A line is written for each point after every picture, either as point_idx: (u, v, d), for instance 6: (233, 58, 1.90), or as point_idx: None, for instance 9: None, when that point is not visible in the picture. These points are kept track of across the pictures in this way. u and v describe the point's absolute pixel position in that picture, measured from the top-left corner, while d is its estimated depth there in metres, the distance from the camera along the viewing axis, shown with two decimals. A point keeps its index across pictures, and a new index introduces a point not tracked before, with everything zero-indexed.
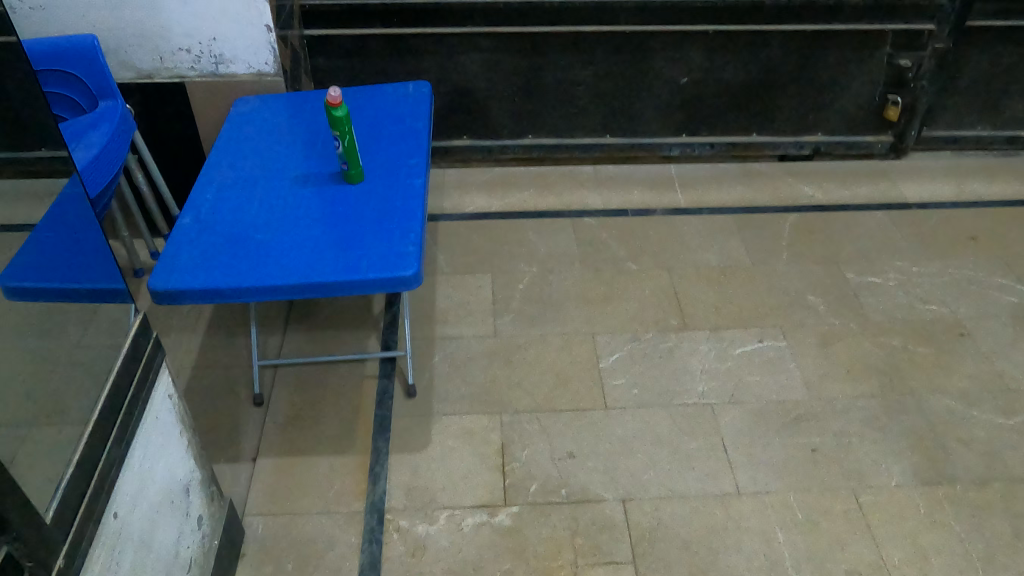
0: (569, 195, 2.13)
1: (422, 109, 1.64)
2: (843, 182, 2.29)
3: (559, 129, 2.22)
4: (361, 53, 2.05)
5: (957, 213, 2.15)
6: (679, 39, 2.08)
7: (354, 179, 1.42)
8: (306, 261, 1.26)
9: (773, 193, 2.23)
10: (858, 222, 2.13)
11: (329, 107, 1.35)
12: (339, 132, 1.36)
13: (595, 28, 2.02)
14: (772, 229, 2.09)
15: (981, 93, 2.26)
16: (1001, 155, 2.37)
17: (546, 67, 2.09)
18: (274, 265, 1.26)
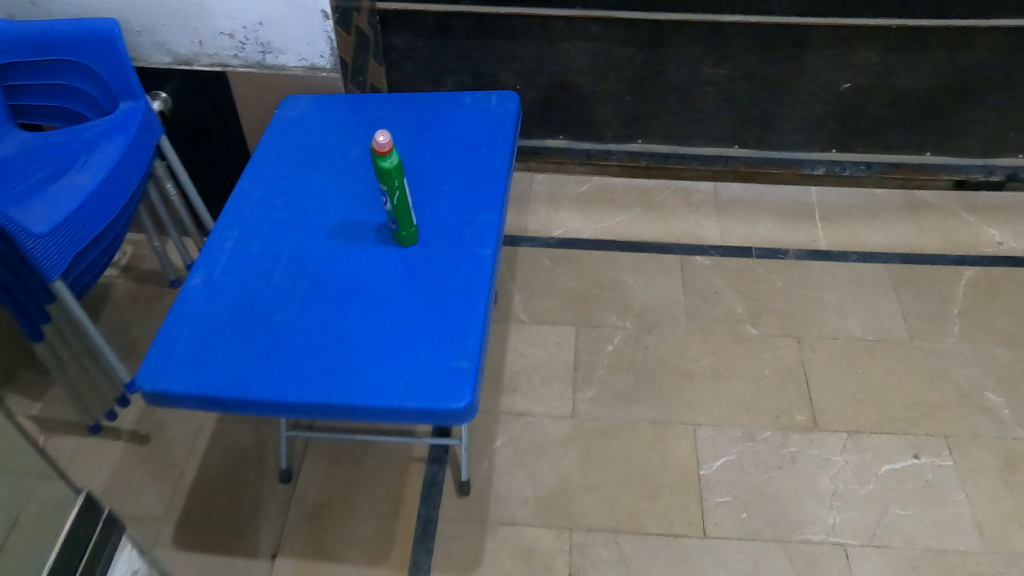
0: (682, 222, 1.72)
1: (503, 135, 1.29)
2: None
3: (677, 135, 1.79)
4: (444, 33, 1.66)
5: None
6: (848, 35, 1.60)
7: (406, 241, 1.12)
8: (331, 366, 1.00)
9: (945, 235, 1.75)
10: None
11: (377, 158, 1.02)
12: (388, 188, 1.04)
13: (742, 17, 1.57)
14: (941, 289, 1.63)
15: None
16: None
17: (670, 63, 1.67)
18: (292, 366, 1.00)
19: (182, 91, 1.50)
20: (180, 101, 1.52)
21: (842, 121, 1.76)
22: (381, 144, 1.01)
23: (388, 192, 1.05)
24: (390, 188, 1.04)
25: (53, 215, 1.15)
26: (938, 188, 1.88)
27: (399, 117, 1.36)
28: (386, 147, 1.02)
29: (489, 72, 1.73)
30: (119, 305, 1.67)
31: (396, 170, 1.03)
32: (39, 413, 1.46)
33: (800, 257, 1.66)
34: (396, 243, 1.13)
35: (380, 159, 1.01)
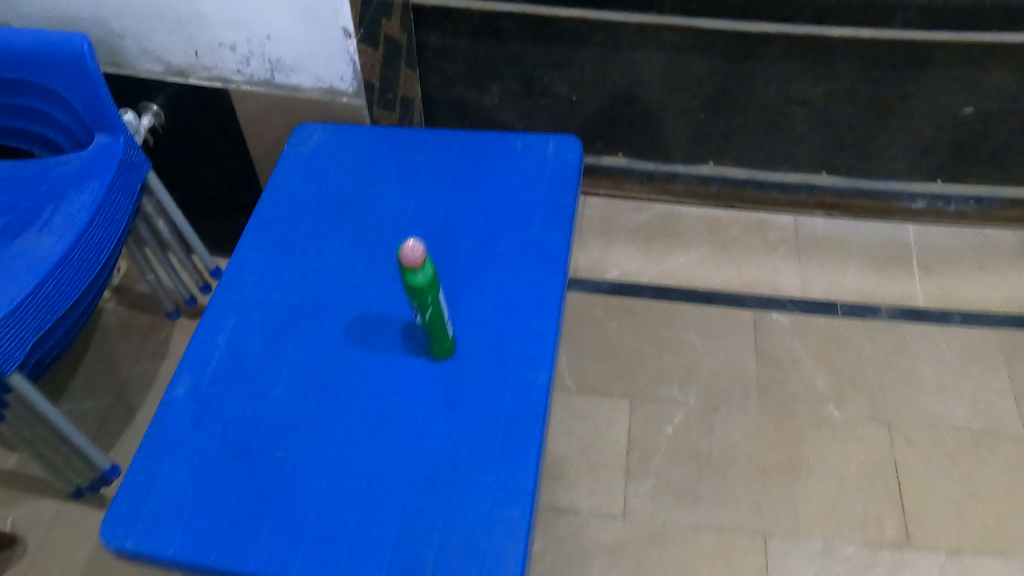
0: (755, 266, 1.48)
1: (562, 199, 1.05)
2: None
3: (755, 159, 1.53)
4: (492, 33, 1.37)
5: None
6: (979, 54, 1.30)
7: (443, 355, 0.90)
8: (339, 523, 0.80)
9: None
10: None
11: (406, 271, 0.79)
12: (420, 305, 0.81)
13: (850, 31, 1.29)
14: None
15: None
16: None
17: (756, 80, 1.39)
18: (291, 520, 0.80)
19: (176, 105, 1.26)
20: (177, 116, 1.28)
21: (956, 151, 1.46)
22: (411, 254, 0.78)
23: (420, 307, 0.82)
24: (423, 304, 0.82)
25: (9, 292, 0.95)
26: None
27: (435, 167, 1.13)
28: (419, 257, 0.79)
29: (540, 78, 1.44)
30: (111, 336, 1.49)
31: (431, 284, 0.80)
32: (16, 465, 1.30)
33: (893, 317, 1.41)
34: (429, 355, 0.91)
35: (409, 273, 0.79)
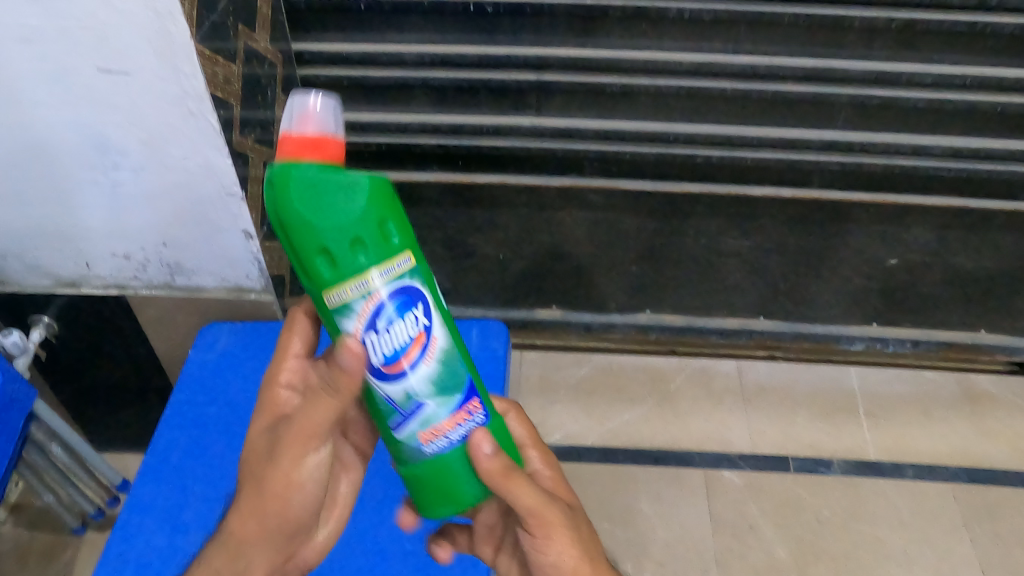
0: (702, 420, 1.41)
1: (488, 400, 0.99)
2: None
3: (692, 306, 1.49)
4: (409, 202, 1.33)
5: None
6: (899, 213, 1.33)
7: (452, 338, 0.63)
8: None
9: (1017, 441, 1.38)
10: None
11: (327, 210, 0.56)
12: (356, 251, 0.57)
13: (771, 188, 1.31)
14: (1015, 525, 1.24)
15: None
16: None
17: (684, 233, 1.37)
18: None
19: (69, 315, 1.12)
20: (69, 329, 1.15)
21: (887, 297, 1.45)
22: (331, 143, 0.57)
23: (429, 308, 0.61)
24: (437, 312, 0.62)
25: None
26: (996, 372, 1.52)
27: None
28: (318, 139, 0.57)
29: (465, 241, 1.40)
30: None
31: (363, 247, 0.57)
32: None
33: (846, 474, 1.32)
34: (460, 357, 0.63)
35: (336, 194, 0.56)
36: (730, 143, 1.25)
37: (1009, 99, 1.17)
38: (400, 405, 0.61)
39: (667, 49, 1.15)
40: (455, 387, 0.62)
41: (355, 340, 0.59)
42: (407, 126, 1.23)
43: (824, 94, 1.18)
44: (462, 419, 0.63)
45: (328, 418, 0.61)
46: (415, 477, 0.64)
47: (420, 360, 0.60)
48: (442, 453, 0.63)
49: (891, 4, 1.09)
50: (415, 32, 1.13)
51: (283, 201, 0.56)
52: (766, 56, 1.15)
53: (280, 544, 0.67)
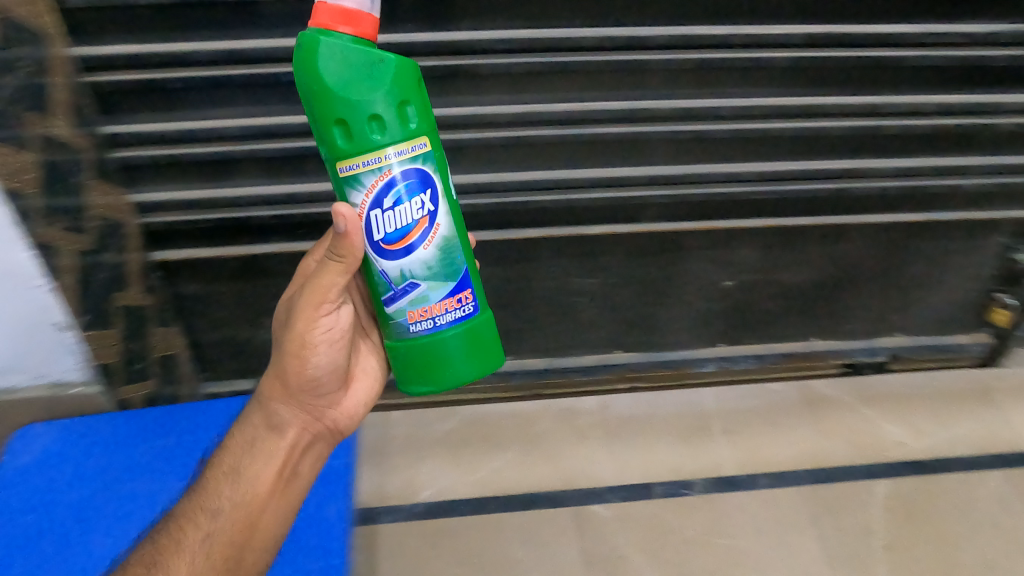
0: (569, 458, 1.43)
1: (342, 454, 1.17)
2: (945, 418, 1.55)
3: (550, 349, 1.54)
4: (250, 274, 1.27)
5: None
6: (725, 237, 1.43)
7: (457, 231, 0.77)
8: (237, 553, 0.84)
9: (851, 436, 1.50)
10: (971, 493, 1.40)
11: (351, 83, 0.67)
12: (377, 121, 0.69)
13: (608, 226, 1.37)
14: (859, 517, 1.34)
15: None
16: None
17: (532, 277, 1.42)
18: (179, 537, 0.84)
19: None
20: None
21: (730, 318, 1.55)
22: (363, 19, 0.67)
23: (436, 196, 0.74)
24: (443, 201, 0.75)
25: None
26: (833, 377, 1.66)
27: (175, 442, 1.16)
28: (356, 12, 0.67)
29: None
30: None
31: (382, 121, 0.69)
32: None
33: (708, 491, 1.37)
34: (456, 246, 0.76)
35: (361, 63, 0.67)
36: (562, 188, 1.31)
37: (800, 125, 1.30)
38: (395, 282, 0.75)
39: (487, 102, 1.21)
40: (448, 276, 0.76)
41: (364, 211, 0.73)
42: (241, 199, 1.18)
43: (638, 133, 1.27)
44: (450, 305, 0.77)
45: (334, 281, 0.80)
46: (400, 351, 0.79)
47: (422, 242, 0.74)
48: (426, 333, 0.77)
49: (685, 47, 1.20)
50: (239, 105, 1.11)
51: (312, 62, 0.67)
52: (583, 102, 1.23)
53: (316, 393, 0.91)
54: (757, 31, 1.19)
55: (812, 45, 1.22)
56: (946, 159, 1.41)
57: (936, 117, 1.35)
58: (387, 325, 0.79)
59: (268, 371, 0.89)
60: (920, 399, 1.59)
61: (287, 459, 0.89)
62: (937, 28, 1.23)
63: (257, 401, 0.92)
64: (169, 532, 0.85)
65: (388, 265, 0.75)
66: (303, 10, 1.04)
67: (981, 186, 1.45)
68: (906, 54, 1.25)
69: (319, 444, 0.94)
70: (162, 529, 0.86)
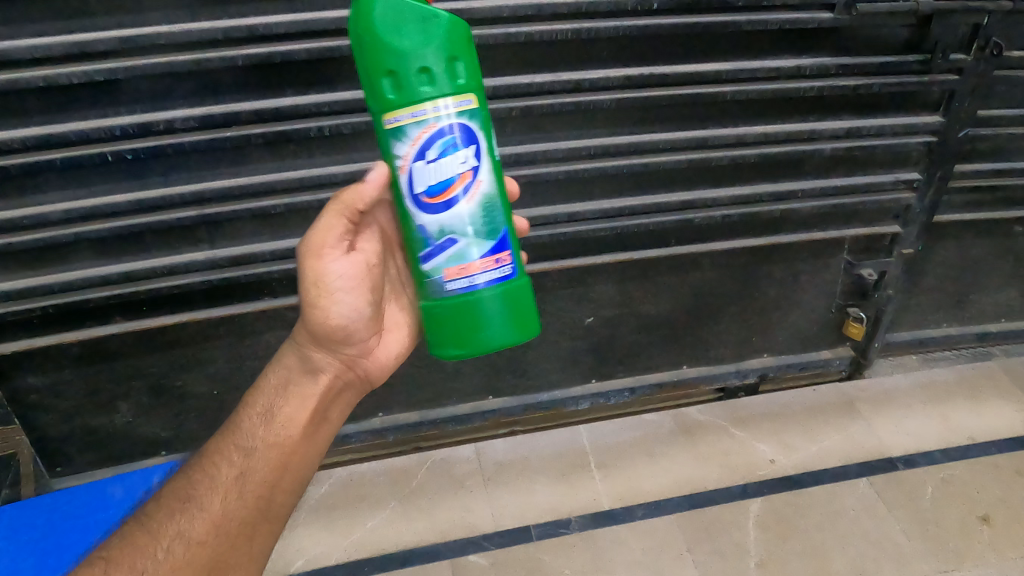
0: (446, 509, 1.43)
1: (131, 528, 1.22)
2: (799, 431, 1.77)
3: (423, 401, 1.53)
4: (100, 357, 1.37)
5: (958, 467, 1.72)
6: (580, 274, 1.47)
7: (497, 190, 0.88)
8: (268, 491, 0.93)
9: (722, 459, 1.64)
10: (839, 503, 1.58)
11: (403, 39, 0.78)
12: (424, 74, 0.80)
13: None
14: (733, 535, 1.44)
15: (946, 289, 1.99)
16: (970, 356, 2.12)
17: None
18: (211, 475, 0.92)
19: None
20: None
21: (598, 355, 1.60)
22: None
23: (479, 152, 0.85)
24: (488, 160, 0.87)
25: None
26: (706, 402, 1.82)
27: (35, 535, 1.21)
28: None
29: (172, 383, 1.44)
30: None
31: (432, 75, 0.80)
32: None
33: (585, 527, 1.41)
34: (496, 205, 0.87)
35: (412, 21, 0.78)
36: None
37: (631, 160, 1.37)
38: (435, 237, 0.86)
39: (320, 163, 1.29)
40: (488, 235, 0.87)
41: (405, 164, 0.84)
42: (76, 282, 1.27)
43: None
44: (488, 265, 0.87)
45: (333, 224, 0.93)
46: (439, 308, 0.89)
47: (464, 197, 0.85)
48: (462, 290, 0.87)
49: (505, 96, 1.26)
50: (68, 188, 1.22)
51: (369, 21, 0.78)
52: None
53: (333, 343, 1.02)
54: (576, 76, 1.27)
55: (630, 86, 1.31)
56: (779, 184, 1.51)
57: (765, 145, 1.44)
58: (427, 287, 0.89)
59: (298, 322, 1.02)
60: (784, 416, 1.81)
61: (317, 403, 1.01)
62: (749, 64, 1.34)
63: (291, 345, 1.03)
64: (201, 469, 0.93)
65: (429, 221, 0.85)
66: (143, 92, 1.17)
67: (817, 208, 1.55)
68: (723, 89, 1.34)
69: (348, 390, 1.06)
70: (198, 463, 0.95)
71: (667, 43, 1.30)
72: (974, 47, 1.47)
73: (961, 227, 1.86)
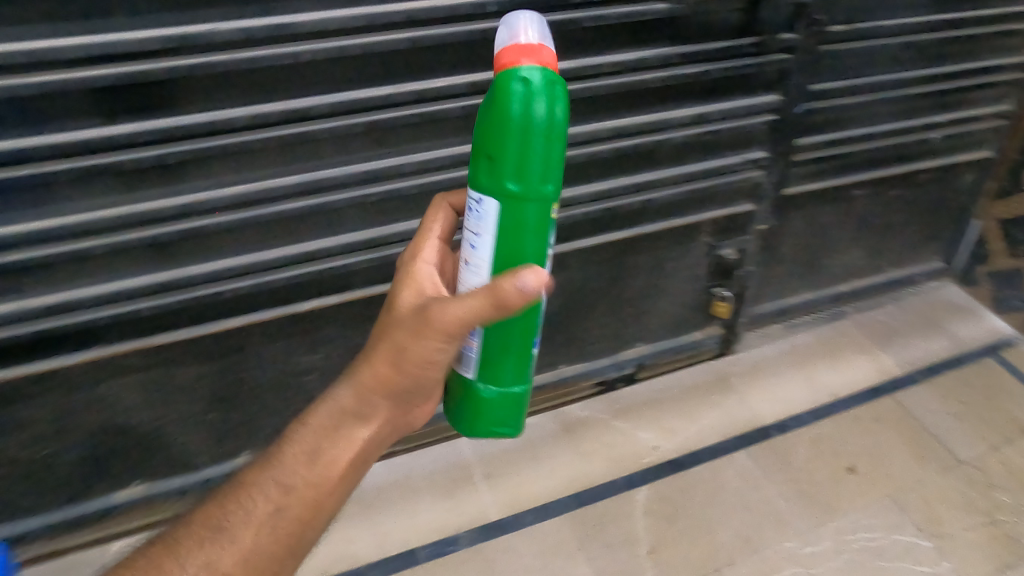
0: (334, 541, 1.55)
1: None
2: (673, 413, 1.89)
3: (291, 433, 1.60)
4: None
5: (819, 428, 1.89)
6: None
7: None
8: (300, 528, 0.88)
9: (604, 454, 1.77)
10: (719, 479, 1.74)
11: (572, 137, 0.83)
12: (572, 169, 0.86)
13: (319, 299, 1.42)
14: (618, 532, 1.60)
15: (801, 258, 2.11)
16: (828, 316, 2.28)
17: (250, 364, 1.45)
18: (245, 508, 0.88)
19: None
20: None
21: None
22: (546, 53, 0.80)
23: None
24: None
25: None
26: (586, 397, 1.90)
27: None
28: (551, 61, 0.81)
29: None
30: None
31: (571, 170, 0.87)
32: None
33: (472, 543, 1.56)
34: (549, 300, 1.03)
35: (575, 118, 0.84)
36: (257, 271, 1.31)
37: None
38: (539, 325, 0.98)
39: (146, 196, 1.17)
40: None
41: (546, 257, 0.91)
42: None
43: (324, 203, 1.29)
44: None
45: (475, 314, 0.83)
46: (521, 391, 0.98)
47: None
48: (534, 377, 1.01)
49: (347, 112, 1.22)
50: None
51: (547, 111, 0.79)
52: (258, 182, 1.23)
53: (405, 392, 0.92)
54: (419, 87, 1.25)
55: (475, 91, 1.30)
56: (632, 176, 1.52)
57: (617, 139, 1.45)
58: (519, 372, 0.96)
59: (372, 359, 0.91)
60: (662, 401, 1.92)
61: (364, 447, 0.92)
62: (589, 61, 1.32)
63: (354, 374, 0.92)
64: (236, 499, 0.89)
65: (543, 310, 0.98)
66: None
67: (673, 196, 1.59)
68: (571, 87, 1.33)
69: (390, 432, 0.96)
70: (233, 490, 0.90)
71: None
72: (799, 25, 1.52)
73: (807, 198, 1.96)
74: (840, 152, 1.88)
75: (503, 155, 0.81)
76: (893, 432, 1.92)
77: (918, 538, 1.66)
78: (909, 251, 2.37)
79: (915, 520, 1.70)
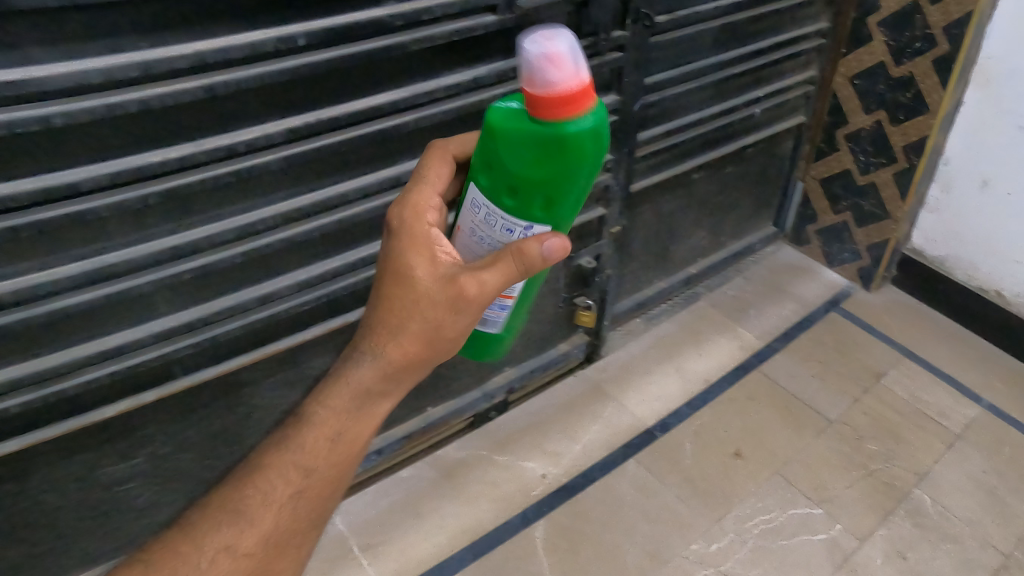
0: None
1: None
2: (555, 431, 1.81)
3: (114, 549, 1.38)
4: None
5: (700, 419, 1.87)
6: (284, 359, 1.39)
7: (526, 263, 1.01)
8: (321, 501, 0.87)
9: (494, 494, 1.65)
10: (615, 494, 1.67)
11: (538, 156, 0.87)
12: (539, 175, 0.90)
13: (132, 399, 1.19)
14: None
15: (652, 250, 2.09)
16: (684, 300, 2.30)
17: (43, 488, 1.20)
18: (263, 490, 0.85)
19: None
20: None
21: None
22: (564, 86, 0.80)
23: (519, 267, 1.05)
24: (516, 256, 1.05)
25: None
26: (461, 437, 1.78)
27: None
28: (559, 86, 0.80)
29: None
30: None
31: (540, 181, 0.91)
32: None
33: None
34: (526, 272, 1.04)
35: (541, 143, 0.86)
36: (38, 381, 1.07)
37: (318, 220, 1.23)
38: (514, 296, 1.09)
39: None
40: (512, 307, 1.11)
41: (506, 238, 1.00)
42: None
43: (121, 291, 1.07)
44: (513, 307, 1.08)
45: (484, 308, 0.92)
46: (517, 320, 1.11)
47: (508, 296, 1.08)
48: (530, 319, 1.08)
49: (132, 181, 1.00)
50: None
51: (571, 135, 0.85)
52: (10, 278, 0.98)
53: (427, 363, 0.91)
54: (228, 141, 1.05)
55: (296, 138, 1.13)
56: None
57: None
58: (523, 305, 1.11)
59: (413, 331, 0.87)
60: (543, 423, 1.83)
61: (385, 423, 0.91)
62: (421, 88, 1.23)
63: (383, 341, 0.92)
64: (254, 481, 0.85)
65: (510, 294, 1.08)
66: None
67: None
68: (406, 121, 1.23)
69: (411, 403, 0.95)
70: (250, 471, 0.86)
71: (314, 82, 1.11)
72: (628, 20, 1.46)
73: (652, 190, 1.93)
74: (680, 141, 1.86)
75: (565, 131, 0.83)
76: (770, 407, 1.93)
77: (811, 509, 1.67)
78: (745, 222, 2.43)
79: (805, 493, 1.71)
